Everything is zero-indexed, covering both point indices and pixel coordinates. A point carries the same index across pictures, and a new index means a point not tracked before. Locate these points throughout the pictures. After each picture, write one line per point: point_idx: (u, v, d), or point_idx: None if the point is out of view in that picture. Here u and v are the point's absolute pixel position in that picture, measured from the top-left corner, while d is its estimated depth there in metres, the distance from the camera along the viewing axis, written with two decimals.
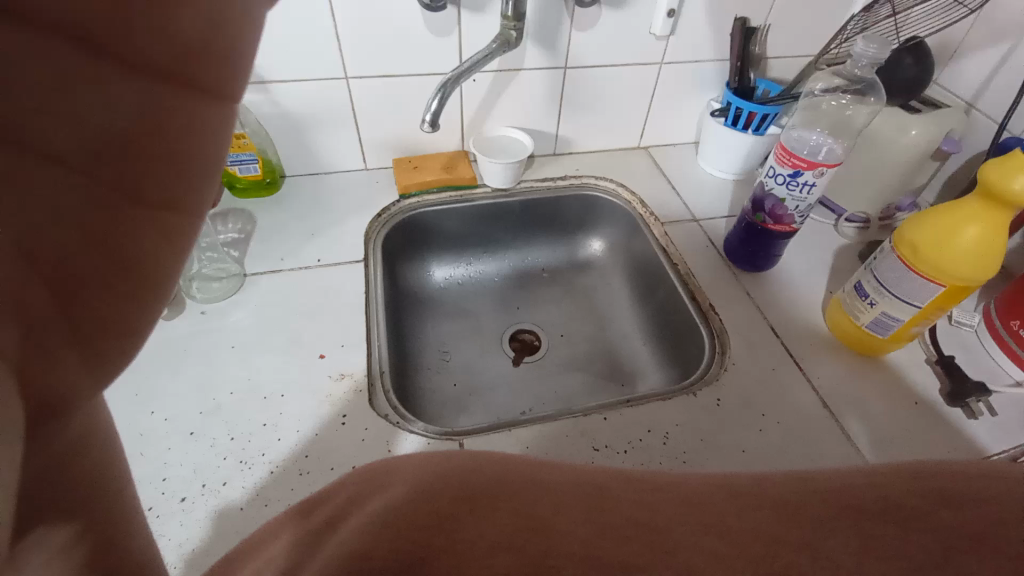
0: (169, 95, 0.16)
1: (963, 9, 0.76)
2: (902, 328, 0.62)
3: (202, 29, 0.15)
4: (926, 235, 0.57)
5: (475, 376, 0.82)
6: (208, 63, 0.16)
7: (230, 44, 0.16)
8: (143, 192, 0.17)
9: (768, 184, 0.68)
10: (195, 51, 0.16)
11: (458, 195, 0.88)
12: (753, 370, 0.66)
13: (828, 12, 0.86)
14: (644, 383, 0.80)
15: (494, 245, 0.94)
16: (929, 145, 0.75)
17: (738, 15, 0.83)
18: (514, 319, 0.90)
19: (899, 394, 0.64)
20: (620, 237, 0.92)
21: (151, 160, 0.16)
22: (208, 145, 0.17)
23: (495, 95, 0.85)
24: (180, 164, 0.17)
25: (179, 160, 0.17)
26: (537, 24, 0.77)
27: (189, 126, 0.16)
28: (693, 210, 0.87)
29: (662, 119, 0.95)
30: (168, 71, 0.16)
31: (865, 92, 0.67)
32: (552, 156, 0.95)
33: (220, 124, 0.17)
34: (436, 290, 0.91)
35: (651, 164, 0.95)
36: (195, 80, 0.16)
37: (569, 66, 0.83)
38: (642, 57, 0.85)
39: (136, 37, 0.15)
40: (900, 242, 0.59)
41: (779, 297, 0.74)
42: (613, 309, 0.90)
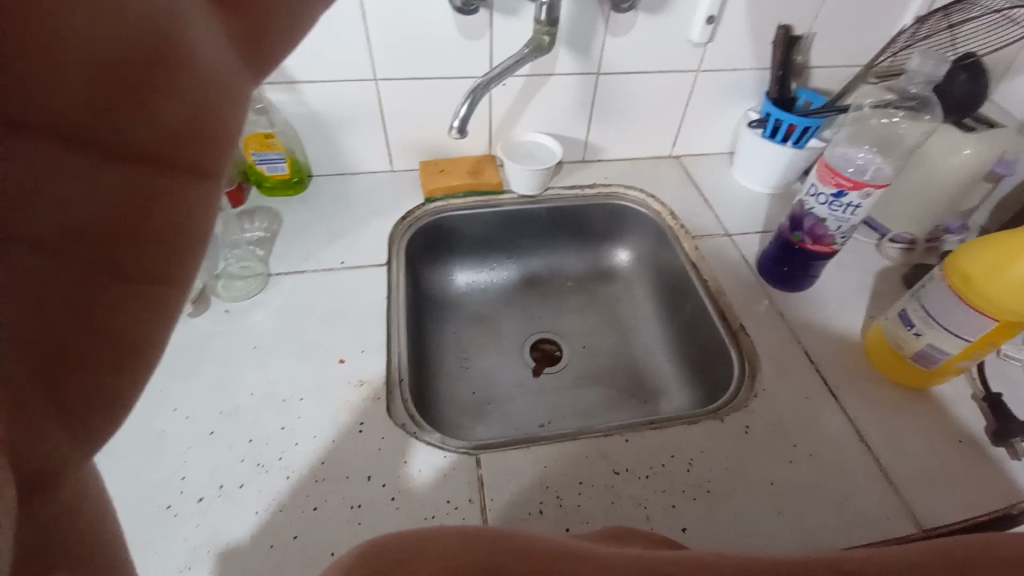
0: (156, 171, 0.13)
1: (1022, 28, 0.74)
2: (949, 361, 0.58)
3: (193, 105, 0.13)
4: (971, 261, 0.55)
5: (494, 385, 0.81)
6: (199, 143, 0.13)
7: (224, 123, 0.14)
8: (132, 271, 0.13)
9: (809, 203, 0.65)
10: (186, 131, 0.13)
11: (484, 200, 0.86)
12: (784, 396, 0.63)
13: (878, 22, 0.82)
14: (668, 401, 0.78)
15: (518, 252, 0.92)
16: (983, 166, 0.71)
17: (782, 23, 0.79)
18: (536, 327, 0.89)
19: (942, 430, 0.60)
20: (647, 247, 0.90)
21: (141, 241, 0.13)
22: (202, 223, 0.14)
23: (526, 100, 0.83)
24: (173, 241, 0.14)
25: (170, 240, 0.14)
26: (570, 28, 0.75)
27: (178, 206, 0.14)
28: (725, 224, 0.84)
29: (696, 129, 0.92)
30: (154, 149, 0.13)
31: (918, 109, 0.64)
32: (580, 163, 0.93)
33: (208, 203, 0.14)
34: (457, 295, 0.90)
35: (682, 174, 0.93)
36: (183, 159, 0.13)
37: (602, 72, 0.81)
38: (678, 64, 0.82)
39: (122, 112, 0.12)
40: (953, 271, 0.56)
41: (814, 320, 0.71)
42: (637, 322, 0.88)
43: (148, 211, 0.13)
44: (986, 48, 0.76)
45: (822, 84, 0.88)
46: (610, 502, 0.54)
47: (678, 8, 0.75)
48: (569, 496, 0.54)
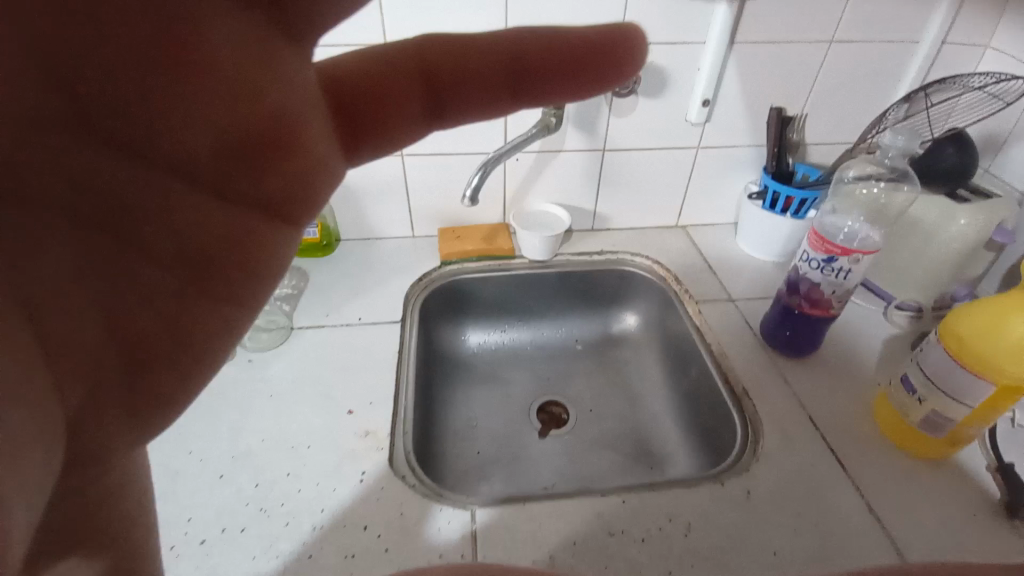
0: (260, 228, 0.30)
1: (1000, 103, 0.75)
2: (954, 428, 0.57)
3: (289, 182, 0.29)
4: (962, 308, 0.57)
5: (500, 444, 0.82)
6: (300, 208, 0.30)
7: (312, 185, 0.30)
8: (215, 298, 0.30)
9: (802, 268, 0.68)
10: (278, 200, 0.29)
11: (496, 265, 0.92)
12: (788, 463, 0.62)
13: (867, 104, 0.87)
14: (674, 468, 0.77)
15: (530, 315, 0.96)
16: (979, 237, 0.72)
17: (774, 105, 0.86)
18: (543, 389, 0.90)
19: (955, 503, 0.58)
20: (653, 312, 0.92)
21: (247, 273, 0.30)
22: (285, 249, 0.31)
23: (536, 173, 0.90)
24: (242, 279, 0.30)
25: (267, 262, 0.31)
26: (576, 111, 0.83)
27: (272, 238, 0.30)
28: (729, 290, 0.87)
29: (699, 201, 0.96)
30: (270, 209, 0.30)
31: (899, 180, 0.70)
32: (589, 231, 0.98)
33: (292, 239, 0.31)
34: (469, 354, 0.93)
35: (687, 242, 0.96)
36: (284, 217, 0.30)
37: (607, 148, 0.88)
38: (677, 141, 0.88)
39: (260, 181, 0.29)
40: (946, 335, 0.57)
41: (819, 385, 0.71)
42: (644, 386, 0.88)
43: (253, 241, 0.30)
44: (970, 123, 0.77)
45: (819, 158, 0.92)
46: (604, 566, 0.53)
47: (675, 93, 0.83)
48: (562, 555, 0.53)
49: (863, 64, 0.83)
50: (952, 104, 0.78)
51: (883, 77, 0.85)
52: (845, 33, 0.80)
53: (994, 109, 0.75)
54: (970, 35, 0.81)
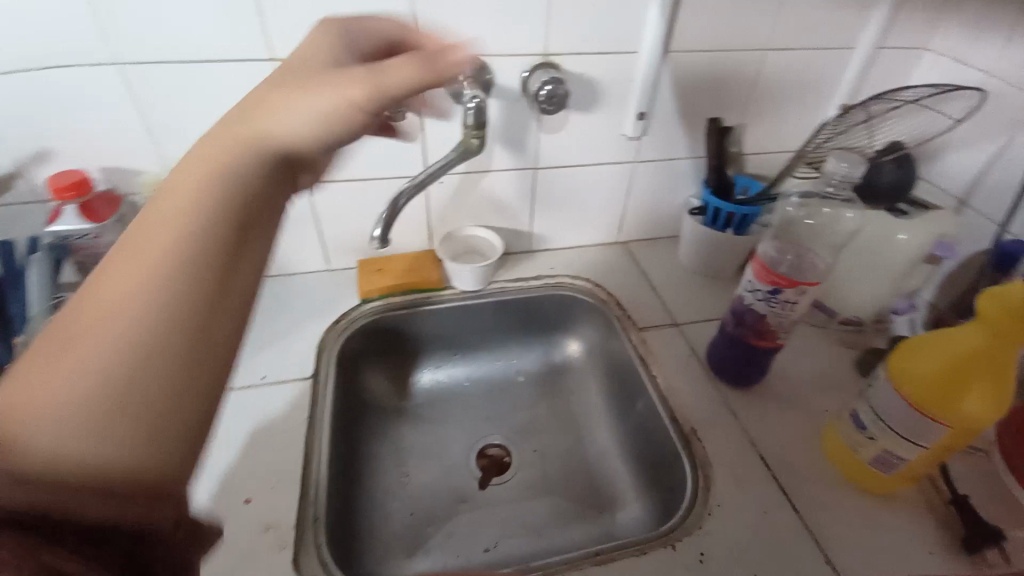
0: None
1: (947, 119, 0.74)
2: (909, 467, 0.55)
3: None
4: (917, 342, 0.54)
5: (437, 500, 0.74)
6: None
7: None
8: None
9: (747, 299, 0.64)
10: None
11: (424, 298, 0.83)
12: (742, 515, 0.57)
13: (805, 111, 0.84)
14: (626, 512, 0.72)
15: (467, 348, 0.88)
16: (918, 252, 0.70)
17: (710, 116, 0.81)
18: (484, 432, 0.83)
19: (911, 543, 0.55)
20: (596, 338, 0.86)
21: None
22: None
23: (464, 197, 0.82)
24: None
25: None
26: (502, 128, 0.75)
27: None
28: (674, 313, 0.81)
29: (640, 216, 0.91)
30: None
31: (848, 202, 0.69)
32: (526, 253, 0.91)
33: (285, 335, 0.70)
34: (400, 398, 0.84)
35: (630, 261, 0.90)
36: None
37: (539, 167, 0.81)
38: (613, 155, 0.82)
39: None
40: (907, 385, 0.52)
41: (770, 419, 0.67)
42: (591, 419, 0.82)
43: None
44: (911, 136, 0.77)
45: (760, 167, 0.88)
46: None
47: (608, 105, 0.76)
48: None
49: (800, 68, 0.79)
50: (890, 117, 0.77)
51: (820, 83, 0.81)
52: (780, 38, 0.75)
53: (942, 126, 0.75)
54: (901, 38, 0.79)
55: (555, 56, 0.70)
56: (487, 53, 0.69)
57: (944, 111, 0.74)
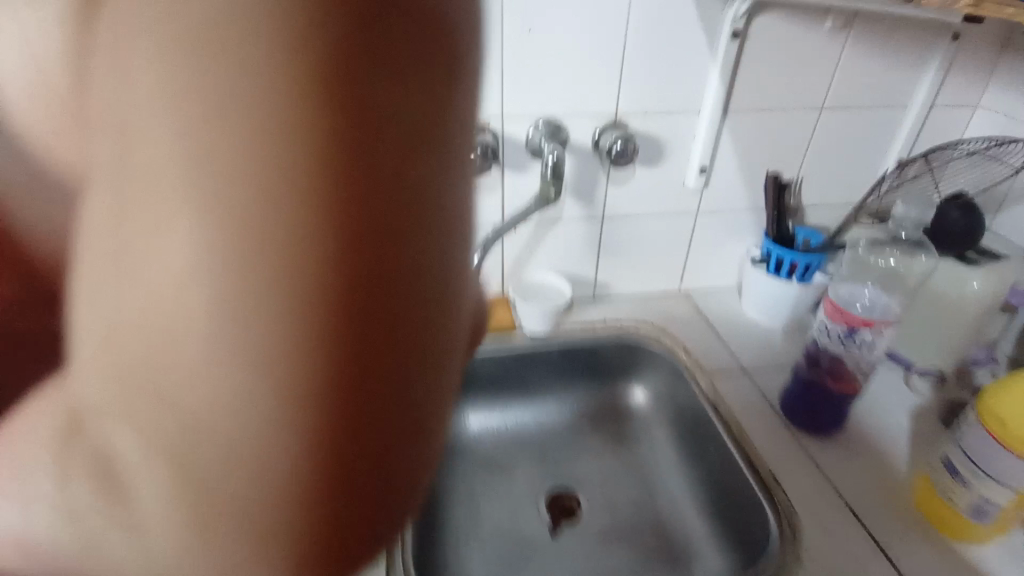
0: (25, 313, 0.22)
1: (1007, 167, 0.78)
2: (1005, 513, 0.53)
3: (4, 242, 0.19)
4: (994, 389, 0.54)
5: (508, 542, 0.74)
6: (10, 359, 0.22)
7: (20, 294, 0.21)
8: None
9: (821, 340, 0.66)
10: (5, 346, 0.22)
11: (495, 340, 0.86)
12: (834, 563, 0.56)
13: (864, 166, 0.87)
14: (702, 564, 0.70)
15: (534, 392, 0.89)
16: (993, 300, 0.71)
17: (771, 169, 0.85)
18: (552, 476, 0.83)
19: None
20: (663, 384, 0.86)
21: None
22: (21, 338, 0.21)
23: (534, 245, 0.87)
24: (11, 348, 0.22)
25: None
26: (573, 181, 0.81)
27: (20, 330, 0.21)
28: (741, 359, 0.82)
29: (702, 265, 0.93)
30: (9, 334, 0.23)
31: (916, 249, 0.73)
32: (589, 300, 0.94)
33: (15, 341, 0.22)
34: (469, 439, 0.86)
35: (692, 308, 0.93)
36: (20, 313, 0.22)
37: (606, 217, 0.86)
38: (675, 207, 0.86)
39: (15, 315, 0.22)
40: (987, 416, 0.52)
41: (851, 466, 0.66)
42: (659, 467, 0.82)
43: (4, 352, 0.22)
44: (972, 183, 0.80)
45: (819, 219, 0.91)
46: None
47: (672, 159, 0.82)
48: None
49: (856, 127, 0.83)
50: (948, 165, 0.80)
51: (876, 140, 0.85)
52: (835, 99, 0.80)
53: (1002, 174, 0.78)
54: (955, 98, 0.83)
55: (624, 118, 0.77)
56: (565, 115, 0.76)
57: (1002, 160, 0.77)
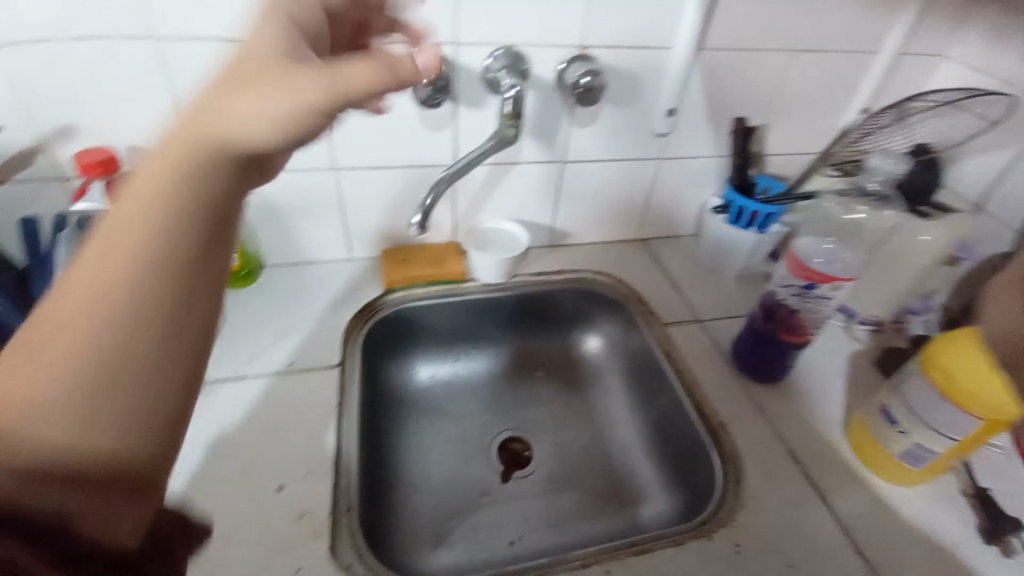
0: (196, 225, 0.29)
1: (982, 120, 0.74)
2: (937, 460, 0.56)
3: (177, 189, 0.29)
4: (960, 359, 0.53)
5: (458, 492, 0.74)
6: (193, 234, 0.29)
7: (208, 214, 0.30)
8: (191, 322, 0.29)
9: (779, 293, 0.65)
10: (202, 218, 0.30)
11: (448, 289, 0.82)
12: (775, 506, 0.58)
13: (829, 113, 0.84)
14: (649, 507, 0.72)
15: (487, 342, 0.87)
16: (941, 252, 0.72)
17: (738, 115, 0.81)
18: (504, 427, 0.82)
19: (934, 533, 0.57)
20: (617, 333, 0.86)
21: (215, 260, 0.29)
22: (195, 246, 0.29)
23: (489, 189, 0.80)
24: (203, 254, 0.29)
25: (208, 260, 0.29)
26: (534, 120, 0.74)
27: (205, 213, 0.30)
28: (696, 309, 0.82)
29: (661, 213, 0.91)
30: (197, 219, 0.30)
31: (883, 202, 0.72)
32: (547, 248, 0.90)
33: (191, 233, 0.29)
34: (419, 389, 0.83)
35: (649, 257, 0.91)
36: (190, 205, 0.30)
37: (566, 160, 0.80)
38: (639, 153, 0.82)
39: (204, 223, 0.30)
40: (977, 406, 0.51)
41: (794, 415, 0.67)
42: (610, 415, 0.83)
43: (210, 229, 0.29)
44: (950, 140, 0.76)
45: (780, 170, 0.89)
46: None
47: (638, 100, 0.76)
48: None
49: (829, 71, 0.79)
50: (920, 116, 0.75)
51: (844, 86, 0.81)
52: (811, 41, 0.76)
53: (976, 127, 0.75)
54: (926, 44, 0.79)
55: (591, 50, 0.69)
56: (525, 44, 0.67)
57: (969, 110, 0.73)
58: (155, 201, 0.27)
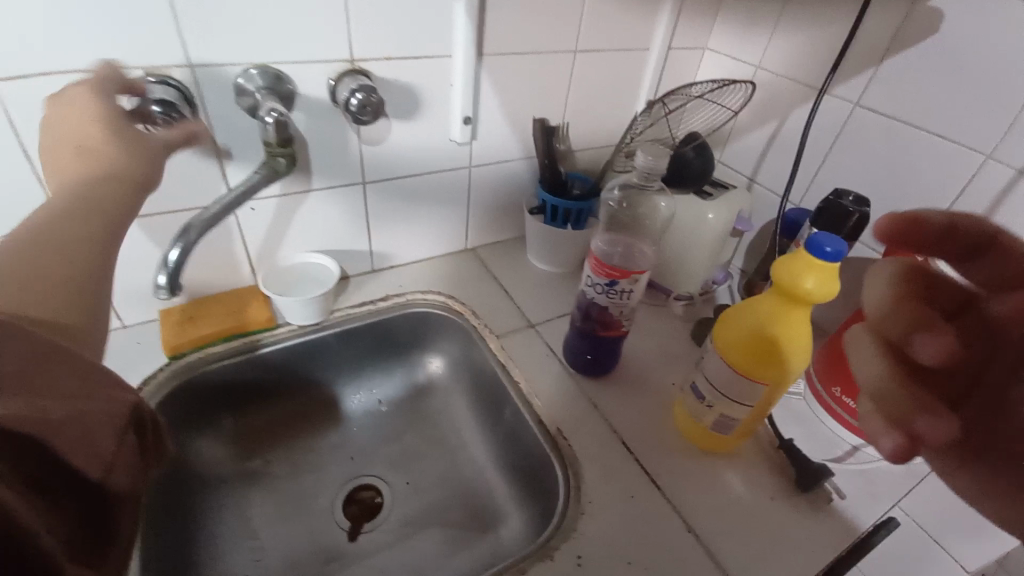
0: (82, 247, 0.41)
1: (728, 110, 0.84)
2: (742, 425, 0.61)
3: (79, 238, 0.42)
4: (739, 333, 0.57)
5: (300, 567, 0.65)
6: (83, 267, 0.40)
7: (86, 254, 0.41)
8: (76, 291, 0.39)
9: (589, 293, 0.65)
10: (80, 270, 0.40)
11: (254, 340, 0.72)
12: (612, 504, 0.59)
13: (621, 107, 0.88)
14: (507, 526, 0.69)
15: (319, 386, 0.79)
16: (726, 226, 0.78)
17: (536, 117, 0.81)
18: (349, 475, 0.75)
19: (755, 491, 0.62)
20: (457, 350, 0.83)
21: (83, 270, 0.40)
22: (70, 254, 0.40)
23: (283, 223, 0.72)
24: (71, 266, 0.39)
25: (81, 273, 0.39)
26: (316, 142, 0.67)
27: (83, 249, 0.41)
28: (529, 313, 0.82)
29: (484, 220, 0.89)
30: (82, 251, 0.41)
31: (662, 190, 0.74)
32: (369, 274, 0.84)
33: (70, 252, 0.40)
34: (240, 458, 0.73)
35: (480, 266, 0.89)
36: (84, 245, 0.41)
37: (367, 181, 0.74)
38: (446, 163, 0.79)
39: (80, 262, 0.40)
40: (759, 370, 0.56)
41: (626, 404, 0.69)
42: (462, 435, 0.79)
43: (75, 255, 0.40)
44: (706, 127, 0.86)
45: (588, 165, 0.92)
46: None
47: (430, 111, 0.72)
48: None
49: (610, 67, 0.83)
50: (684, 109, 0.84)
51: (628, 80, 0.86)
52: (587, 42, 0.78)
53: (724, 116, 0.84)
54: (690, 37, 0.87)
55: (364, 63, 0.64)
56: (281, 61, 0.60)
57: (721, 101, 0.83)
58: (40, 226, 0.40)
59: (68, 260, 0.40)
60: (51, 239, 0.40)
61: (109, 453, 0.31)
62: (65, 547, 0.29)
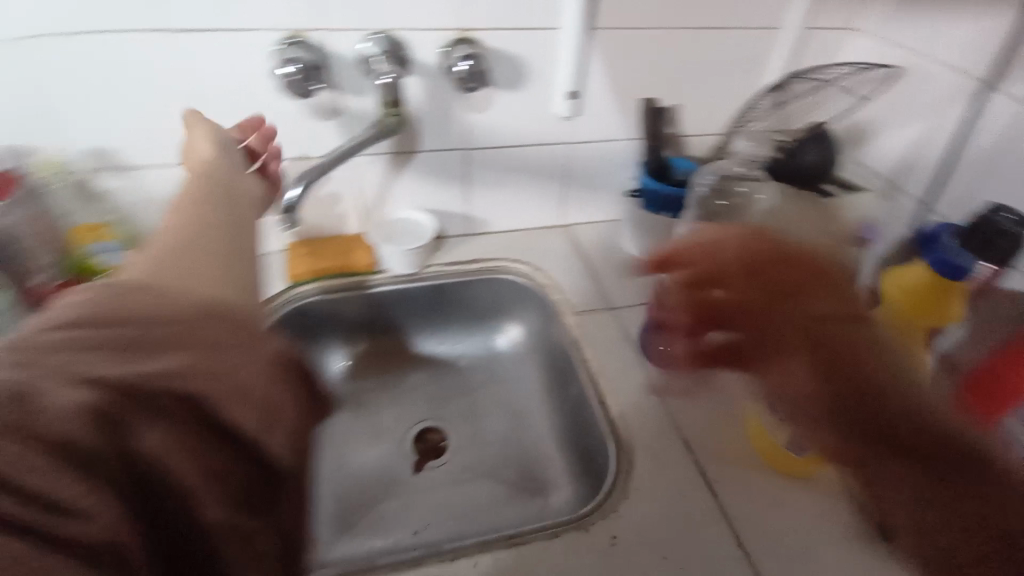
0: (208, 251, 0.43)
1: (855, 98, 0.75)
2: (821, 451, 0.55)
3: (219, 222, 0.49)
4: None
5: (366, 487, 0.73)
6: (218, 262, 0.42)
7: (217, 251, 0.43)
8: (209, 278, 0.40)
9: (668, 282, 0.64)
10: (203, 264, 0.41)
11: (355, 282, 0.80)
12: (658, 496, 0.58)
13: (743, 92, 0.82)
14: (556, 496, 0.71)
15: (407, 334, 0.86)
16: (844, 231, 0.70)
17: (646, 96, 0.79)
18: (420, 418, 0.81)
19: (822, 522, 0.56)
20: (535, 321, 0.85)
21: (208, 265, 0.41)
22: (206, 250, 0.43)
23: (392, 179, 0.78)
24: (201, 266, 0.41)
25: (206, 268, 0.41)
26: (427, 106, 0.72)
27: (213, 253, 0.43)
28: (610, 296, 0.81)
29: (580, 198, 0.89)
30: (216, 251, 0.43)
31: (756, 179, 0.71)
32: (464, 237, 0.88)
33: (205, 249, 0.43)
34: (332, 384, 0.82)
35: (570, 244, 0.89)
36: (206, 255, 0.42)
37: (470, 147, 0.78)
38: (546, 137, 0.80)
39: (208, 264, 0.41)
40: None
41: (694, 403, 0.67)
42: (529, 403, 0.82)
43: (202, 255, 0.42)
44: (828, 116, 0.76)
45: (698, 152, 0.87)
46: None
47: (537, 83, 0.73)
48: None
49: (733, 48, 0.77)
50: (806, 97, 0.74)
51: (753, 62, 0.79)
52: (710, 19, 0.74)
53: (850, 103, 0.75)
54: (835, 17, 0.77)
55: (474, 31, 0.67)
56: (403, 28, 0.65)
57: (850, 88, 0.73)
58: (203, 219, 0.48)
59: (217, 257, 0.43)
60: (197, 244, 0.44)
61: (253, 409, 0.32)
62: (229, 511, 0.31)
